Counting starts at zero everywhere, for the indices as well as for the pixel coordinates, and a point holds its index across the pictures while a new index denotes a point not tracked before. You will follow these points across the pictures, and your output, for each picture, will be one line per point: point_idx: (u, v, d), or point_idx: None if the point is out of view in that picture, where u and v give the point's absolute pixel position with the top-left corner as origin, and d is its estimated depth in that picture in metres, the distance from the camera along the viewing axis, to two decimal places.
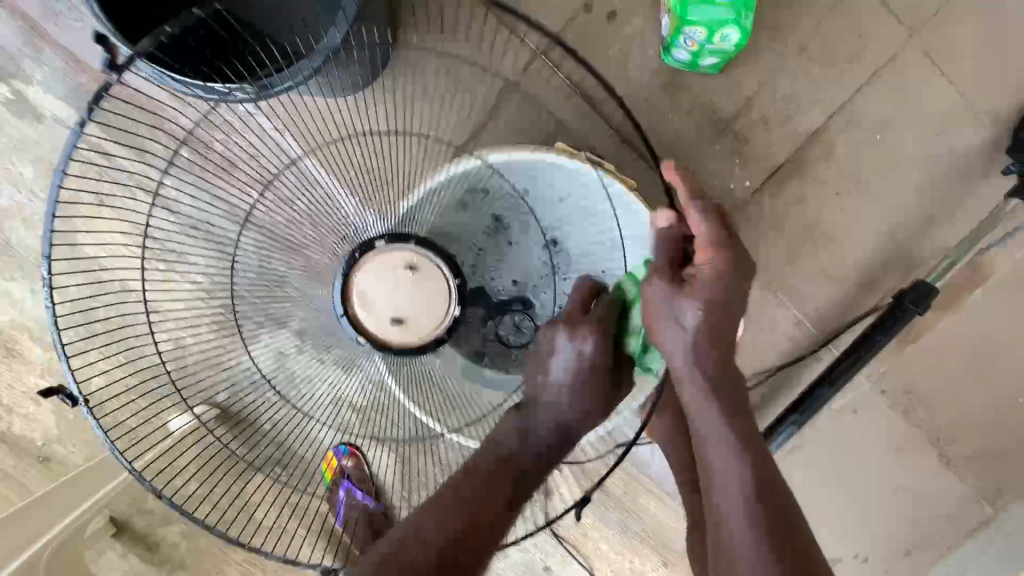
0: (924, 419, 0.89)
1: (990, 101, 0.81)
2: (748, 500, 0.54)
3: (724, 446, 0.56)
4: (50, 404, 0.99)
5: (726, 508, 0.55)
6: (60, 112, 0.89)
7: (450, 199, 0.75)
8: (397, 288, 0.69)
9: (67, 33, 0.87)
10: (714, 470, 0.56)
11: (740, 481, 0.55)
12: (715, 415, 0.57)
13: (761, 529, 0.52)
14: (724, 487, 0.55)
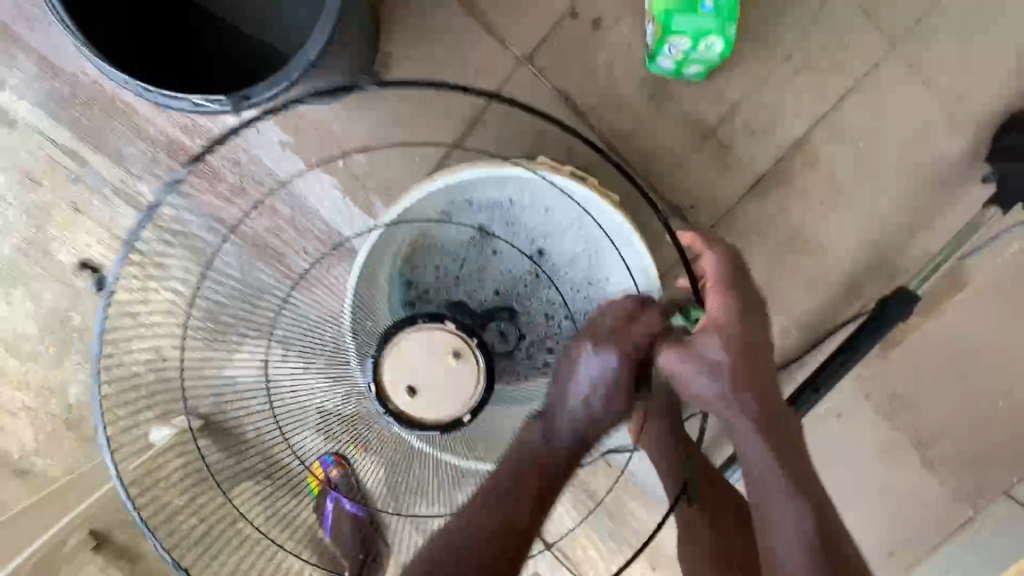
0: (907, 423, 0.90)
1: (969, 110, 0.82)
2: (806, 544, 0.61)
3: (782, 497, 0.62)
4: (27, 417, 0.97)
5: (780, 548, 0.61)
6: (34, 119, 0.87)
7: (432, 213, 0.75)
8: (432, 370, 0.67)
9: (40, 38, 0.85)
10: (768, 516, 0.63)
11: (796, 527, 0.62)
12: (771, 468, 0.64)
13: (820, 570, 0.59)
14: (781, 533, 0.62)
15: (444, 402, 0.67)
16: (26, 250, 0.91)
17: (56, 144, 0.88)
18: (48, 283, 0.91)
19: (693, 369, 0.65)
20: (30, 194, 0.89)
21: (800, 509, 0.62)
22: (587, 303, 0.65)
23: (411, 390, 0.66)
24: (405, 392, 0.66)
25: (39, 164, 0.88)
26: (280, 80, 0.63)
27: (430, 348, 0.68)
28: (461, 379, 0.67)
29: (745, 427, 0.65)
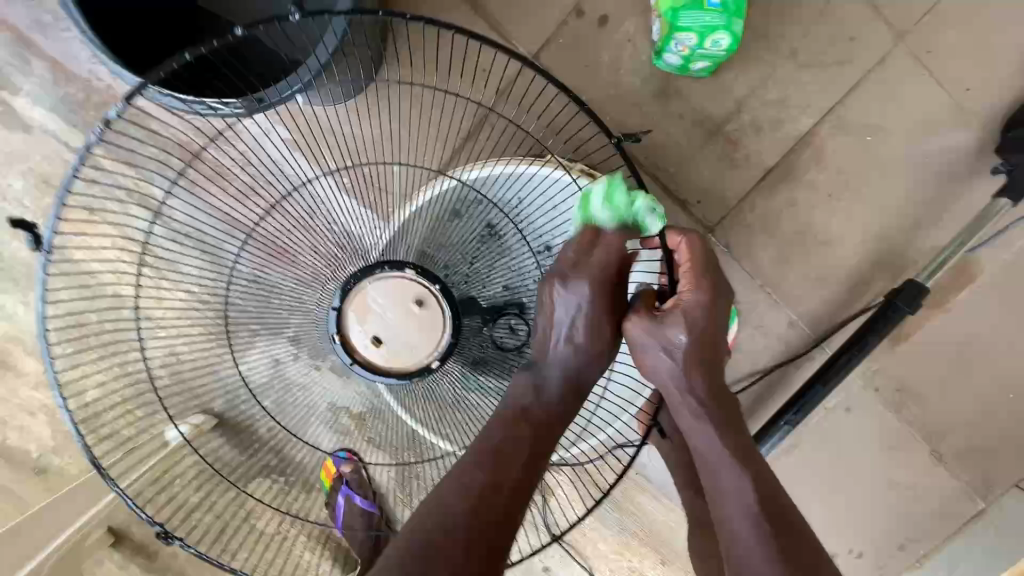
0: (916, 416, 0.90)
1: (978, 102, 0.82)
2: (752, 516, 0.55)
3: (723, 469, 0.58)
4: (45, 416, 0.99)
5: (726, 525, 0.56)
6: (48, 123, 0.88)
7: (445, 209, 0.77)
8: (399, 322, 0.74)
9: (53, 43, 0.86)
10: (716, 492, 0.58)
11: (741, 498, 0.56)
12: (709, 443, 0.60)
13: (770, 543, 0.53)
14: (725, 506, 0.57)
15: (410, 351, 0.73)
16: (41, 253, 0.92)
17: (70, 147, 0.89)
18: (64, 284, 0.93)
19: (645, 342, 0.62)
20: (44, 197, 0.90)
21: (743, 480, 0.57)
22: (575, 268, 0.64)
23: (375, 342, 0.73)
24: (369, 344, 0.73)
25: (53, 168, 0.90)
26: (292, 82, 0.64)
27: (393, 299, 0.74)
28: (423, 333, 0.73)
29: (686, 404, 0.61)
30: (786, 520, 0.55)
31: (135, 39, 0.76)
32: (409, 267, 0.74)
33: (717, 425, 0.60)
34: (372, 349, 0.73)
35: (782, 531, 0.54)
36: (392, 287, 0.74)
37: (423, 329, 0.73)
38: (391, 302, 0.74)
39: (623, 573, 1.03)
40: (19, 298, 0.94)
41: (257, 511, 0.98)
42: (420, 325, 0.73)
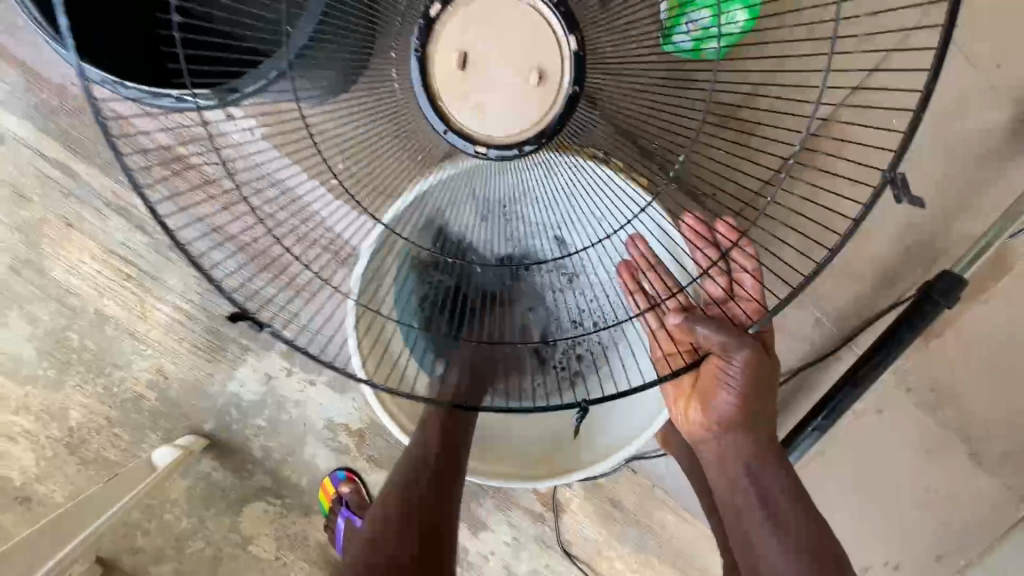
0: (953, 417, 0.84)
1: (1011, 78, 0.76)
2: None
3: (767, 533, 0.60)
4: (29, 442, 0.94)
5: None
6: (22, 131, 0.83)
7: (440, 208, 0.70)
8: (509, 67, 0.58)
9: (23, 46, 0.81)
10: (766, 559, 0.59)
11: (782, 535, 0.59)
12: (760, 516, 0.61)
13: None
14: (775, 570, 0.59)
15: (486, 114, 0.59)
16: (21, 269, 0.87)
17: (47, 158, 0.84)
18: (44, 303, 0.89)
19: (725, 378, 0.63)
20: (21, 211, 0.86)
21: (793, 543, 0.59)
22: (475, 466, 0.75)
23: (461, 56, 0.58)
24: (456, 60, 0.58)
25: (31, 180, 0.85)
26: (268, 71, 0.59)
27: (523, 46, 0.58)
28: (528, 109, 0.59)
29: (745, 431, 0.65)
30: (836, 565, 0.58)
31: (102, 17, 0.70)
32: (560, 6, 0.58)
33: (767, 497, 0.62)
34: (455, 62, 0.58)
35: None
36: (538, 28, 0.58)
37: (524, 97, 0.59)
38: (520, 47, 0.58)
39: None
40: None
41: (251, 537, 0.96)
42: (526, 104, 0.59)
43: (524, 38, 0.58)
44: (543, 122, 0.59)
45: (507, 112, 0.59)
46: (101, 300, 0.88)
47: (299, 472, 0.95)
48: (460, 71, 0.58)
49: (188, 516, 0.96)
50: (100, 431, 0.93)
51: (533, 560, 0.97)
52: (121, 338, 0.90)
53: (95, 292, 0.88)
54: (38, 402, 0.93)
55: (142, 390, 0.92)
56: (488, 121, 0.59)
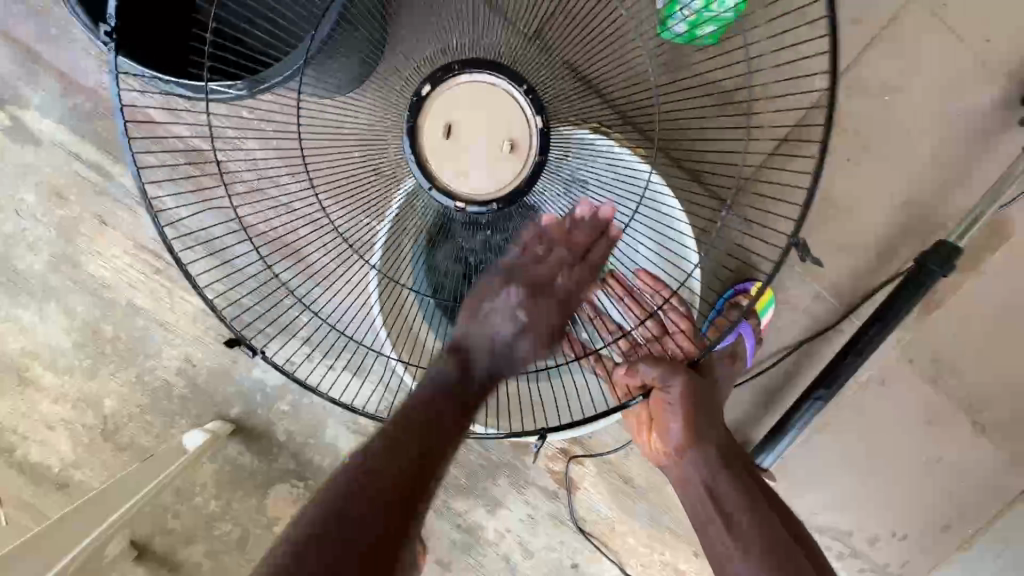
0: (955, 386, 0.86)
1: (999, 53, 0.79)
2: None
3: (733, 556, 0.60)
4: (66, 429, 0.99)
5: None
6: (58, 134, 0.89)
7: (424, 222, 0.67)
8: (486, 140, 0.60)
9: (59, 54, 0.86)
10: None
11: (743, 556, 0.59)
12: (720, 531, 0.62)
13: None
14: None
15: (464, 180, 0.60)
16: (58, 265, 0.93)
17: (80, 158, 0.89)
18: (80, 296, 0.94)
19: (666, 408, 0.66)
20: (56, 209, 0.91)
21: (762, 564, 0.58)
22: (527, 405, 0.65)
23: (444, 126, 0.60)
24: (439, 131, 0.60)
25: (66, 180, 0.90)
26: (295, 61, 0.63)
27: (498, 122, 0.60)
28: (502, 179, 0.60)
29: (701, 447, 0.66)
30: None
31: None
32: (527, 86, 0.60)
33: (726, 513, 0.63)
34: (438, 132, 0.60)
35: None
36: (512, 107, 0.60)
37: (498, 164, 0.60)
38: (496, 119, 0.60)
39: (656, 567, 1.01)
40: (35, 311, 0.95)
41: (277, 518, 1.01)
42: (504, 171, 0.60)
43: (507, 118, 0.60)
44: (512, 185, 0.60)
45: (485, 176, 0.60)
46: (133, 292, 0.93)
47: (321, 454, 0.99)
48: (444, 141, 0.60)
49: (217, 499, 1.01)
50: (133, 418, 0.98)
51: (547, 537, 1.01)
52: (152, 328, 0.95)
53: (128, 285, 0.93)
54: (75, 392, 0.98)
55: (172, 377, 0.96)
56: (465, 180, 0.60)
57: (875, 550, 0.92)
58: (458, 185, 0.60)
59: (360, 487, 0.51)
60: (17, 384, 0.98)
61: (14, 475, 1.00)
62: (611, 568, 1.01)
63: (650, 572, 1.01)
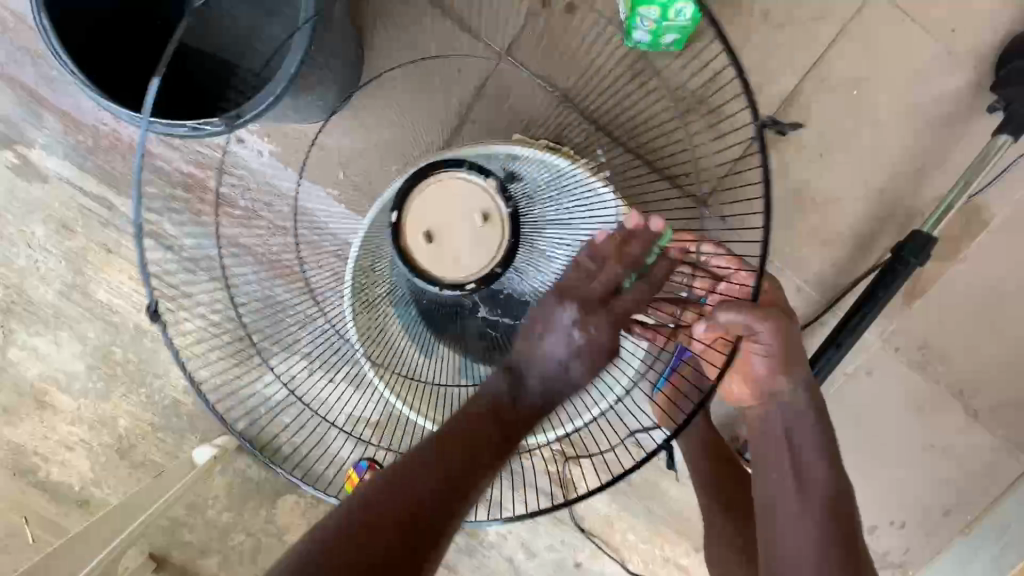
0: (944, 372, 0.87)
1: (965, 41, 0.79)
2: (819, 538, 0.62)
3: (792, 489, 0.65)
4: (84, 450, 1.04)
5: (776, 547, 0.63)
6: (62, 170, 0.93)
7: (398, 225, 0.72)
8: (464, 227, 0.65)
9: (60, 94, 0.91)
10: (776, 506, 0.65)
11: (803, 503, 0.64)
12: (785, 475, 0.66)
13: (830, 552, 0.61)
14: (784, 529, 0.63)
15: (457, 264, 0.65)
16: (69, 293, 0.97)
17: (84, 192, 0.94)
18: (91, 322, 0.98)
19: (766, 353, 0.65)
20: (65, 241, 0.96)
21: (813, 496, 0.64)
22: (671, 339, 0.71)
23: (425, 233, 0.65)
24: (420, 237, 0.65)
25: (72, 212, 0.95)
26: (267, 96, 0.66)
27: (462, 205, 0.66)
28: (483, 247, 0.65)
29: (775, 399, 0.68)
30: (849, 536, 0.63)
31: (115, 59, 0.78)
32: (465, 164, 0.66)
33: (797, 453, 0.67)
34: (420, 240, 0.65)
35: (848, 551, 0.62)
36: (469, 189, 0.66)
37: (482, 235, 0.65)
38: (463, 203, 0.65)
39: (657, 562, 1.02)
40: (50, 338, 0.99)
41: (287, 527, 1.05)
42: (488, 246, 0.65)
43: (467, 199, 0.65)
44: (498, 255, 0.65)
45: (476, 259, 0.65)
46: (140, 316, 0.98)
47: (326, 464, 1.02)
48: (427, 244, 0.65)
49: (229, 511, 1.05)
50: (146, 436, 1.02)
51: (548, 537, 1.03)
52: (160, 349, 0.99)
53: (135, 309, 0.98)
54: (91, 414, 1.03)
55: (180, 396, 1.01)
56: (462, 266, 0.65)
57: (874, 539, 0.92)
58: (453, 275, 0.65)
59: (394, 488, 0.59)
60: (36, 408, 1.03)
61: (39, 495, 1.05)
62: (613, 566, 1.03)
63: (651, 568, 1.03)
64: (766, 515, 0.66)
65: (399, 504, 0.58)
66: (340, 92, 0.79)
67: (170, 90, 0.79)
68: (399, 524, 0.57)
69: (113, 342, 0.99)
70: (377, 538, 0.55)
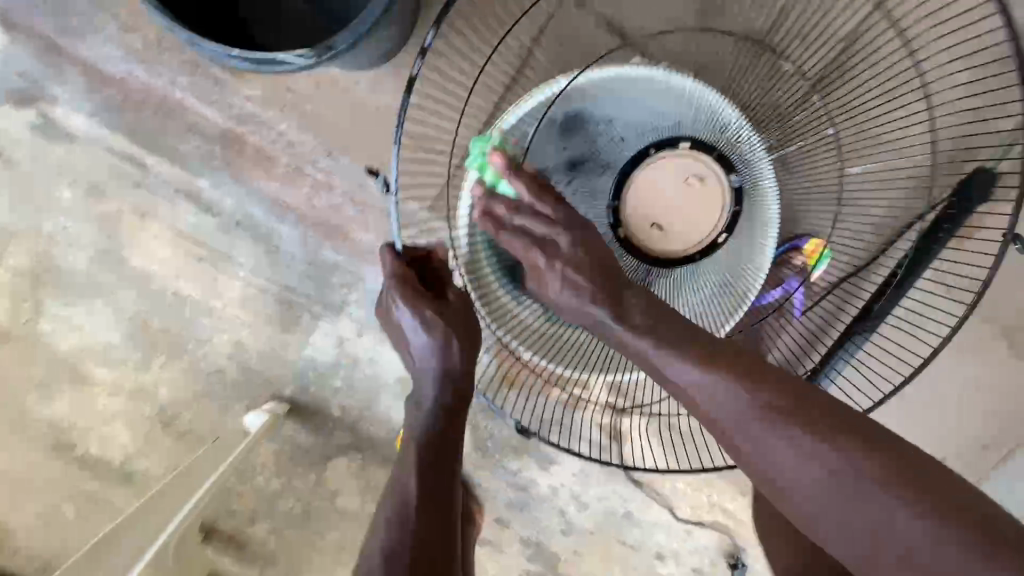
0: (990, 310, 0.89)
1: None
2: (822, 452, 0.49)
3: (772, 443, 0.51)
4: (124, 422, 1.01)
5: (825, 528, 0.50)
6: (90, 128, 0.88)
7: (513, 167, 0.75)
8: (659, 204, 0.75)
9: (84, 45, 0.85)
10: (778, 474, 0.51)
11: (800, 462, 0.50)
12: (762, 434, 0.52)
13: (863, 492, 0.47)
14: (804, 490, 0.50)
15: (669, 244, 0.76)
16: (102, 259, 0.93)
17: (115, 152, 0.89)
18: (127, 290, 0.95)
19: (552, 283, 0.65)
20: (96, 205, 0.91)
21: (799, 443, 0.50)
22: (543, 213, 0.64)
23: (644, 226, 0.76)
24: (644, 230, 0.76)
25: (102, 173, 0.90)
26: (361, 25, 0.63)
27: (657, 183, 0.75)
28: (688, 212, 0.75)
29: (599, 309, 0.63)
30: (825, 407, 0.51)
31: None
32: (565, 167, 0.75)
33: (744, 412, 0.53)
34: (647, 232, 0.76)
35: (836, 415, 0.51)
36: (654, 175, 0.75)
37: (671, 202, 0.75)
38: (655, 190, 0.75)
39: (704, 508, 1.05)
40: (83, 308, 0.96)
41: (338, 491, 1.04)
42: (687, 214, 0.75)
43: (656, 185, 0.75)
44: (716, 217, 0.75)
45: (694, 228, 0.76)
46: (179, 282, 0.94)
47: (376, 426, 1.01)
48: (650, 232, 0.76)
49: (278, 478, 1.04)
50: (189, 406, 1.00)
51: (600, 488, 1.05)
52: (201, 315, 0.96)
53: (173, 274, 0.94)
54: (130, 386, 1.00)
55: (224, 362, 0.98)
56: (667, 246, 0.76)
57: None
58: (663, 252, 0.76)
59: (430, 469, 0.62)
60: (72, 381, 0.99)
61: (77, 470, 1.03)
62: (661, 513, 1.06)
63: (698, 513, 1.05)
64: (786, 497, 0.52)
65: (425, 513, 0.59)
66: (405, 30, 0.79)
67: (241, 30, 0.79)
68: (424, 504, 0.60)
69: (153, 309, 0.96)
70: (427, 517, 0.59)
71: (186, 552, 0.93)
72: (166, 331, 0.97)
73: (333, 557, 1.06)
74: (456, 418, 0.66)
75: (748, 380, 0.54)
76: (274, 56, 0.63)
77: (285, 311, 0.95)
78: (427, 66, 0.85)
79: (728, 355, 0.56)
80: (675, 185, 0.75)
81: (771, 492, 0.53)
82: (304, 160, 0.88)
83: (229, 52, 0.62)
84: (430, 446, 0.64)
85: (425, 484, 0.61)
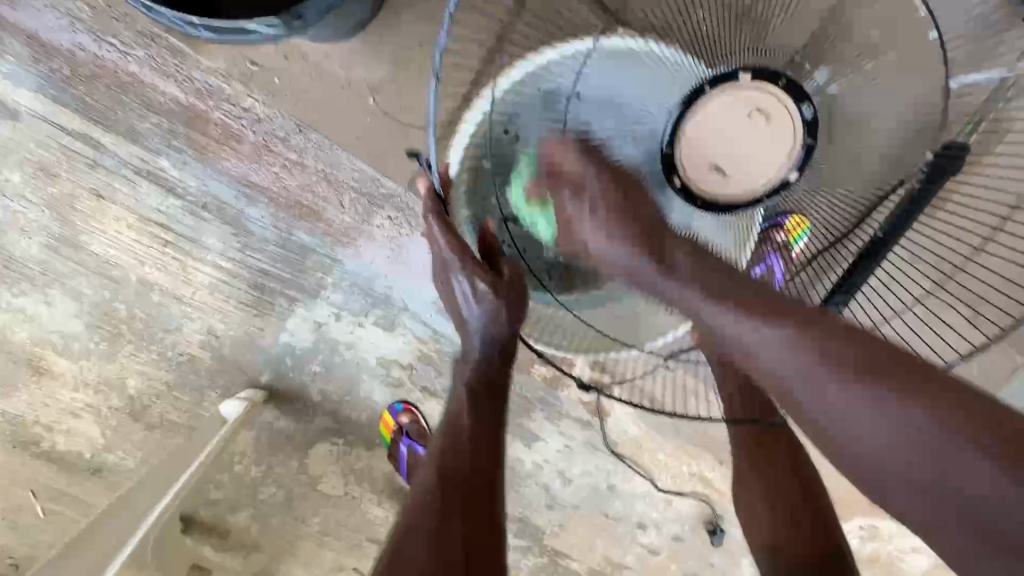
0: None
1: None
2: (904, 415, 0.45)
3: (858, 405, 0.47)
4: (91, 415, 0.97)
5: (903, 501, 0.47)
6: (34, 104, 0.82)
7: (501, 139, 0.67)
8: (731, 136, 0.61)
9: (21, 12, 0.78)
10: (831, 421, 0.48)
11: (878, 420, 0.46)
12: (832, 383, 0.48)
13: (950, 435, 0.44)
14: (911, 468, 0.45)
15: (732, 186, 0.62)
16: (57, 246, 0.88)
17: (65, 130, 0.83)
18: (86, 278, 0.90)
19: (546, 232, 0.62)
20: (46, 188, 0.86)
21: (859, 392, 0.47)
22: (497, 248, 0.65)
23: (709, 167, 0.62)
24: (709, 173, 0.62)
25: (51, 154, 0.84)
26: None
27: (727, 113, 0.61)
28: (766, 146, 0.61)
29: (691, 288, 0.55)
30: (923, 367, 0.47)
31: None
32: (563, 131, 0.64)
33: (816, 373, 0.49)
34: (710, 174, 0.62)
35: (941, 381, 0.46)
36: (723, 104, 0.61)
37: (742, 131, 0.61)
38: (725, 123, 0.61)
39: (683, 477, 1.08)
40: (38, 298, 0.90)
41: (320, 476, 1.03)
42: (759, 145, 0.61)
43: (726, 115, 0.61)
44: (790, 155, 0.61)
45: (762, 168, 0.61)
46: (142, 269, 0.90)
47: (357, 410, 1.00)
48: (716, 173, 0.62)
49: (258, 465, 1.02)
50: (160, 396, 0.97)
51: (584, 463, 1.07)
52: (169, 302, 0.92)
53: (135, 260, 0.89)
54: (95, 377, 0.96)
55: (195, 351, 0.95)
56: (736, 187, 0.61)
57: None
58: (726, 197, 0.62)
59: (482, 416, 0.67)
60: (31, 374, 0.95)
61: (42, 465, 0.99)
62: (643, 484, 1.08)
63: (678, 483, 1.08)
64: (851, 457, 0.49)
65: (473, 455, 0.63)
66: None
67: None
68: (476, 444, 0.64)
69: (116, 297, 0.91)
70: (476, 462, 0.63)
71: (167, 541, 0.92)
72: (132, 320, 0.93)
73: (317, 542, 1.06)
74: (502, 369, 0.70)
75: (813, 333, 0.49)
76: (237, 28, 0.59)
77: (258, 295, 0.92)
78: (401, 37, 0.81)
79: (804, 314, 0.51)
80: (738, 120, 0.61)
81: (824, 434, 0.49)
82: (273, 139, 0.84)
83: (184, 22, 0.58)
84: (482, 389, 0.68)
85: (480, 426, 0.66)
